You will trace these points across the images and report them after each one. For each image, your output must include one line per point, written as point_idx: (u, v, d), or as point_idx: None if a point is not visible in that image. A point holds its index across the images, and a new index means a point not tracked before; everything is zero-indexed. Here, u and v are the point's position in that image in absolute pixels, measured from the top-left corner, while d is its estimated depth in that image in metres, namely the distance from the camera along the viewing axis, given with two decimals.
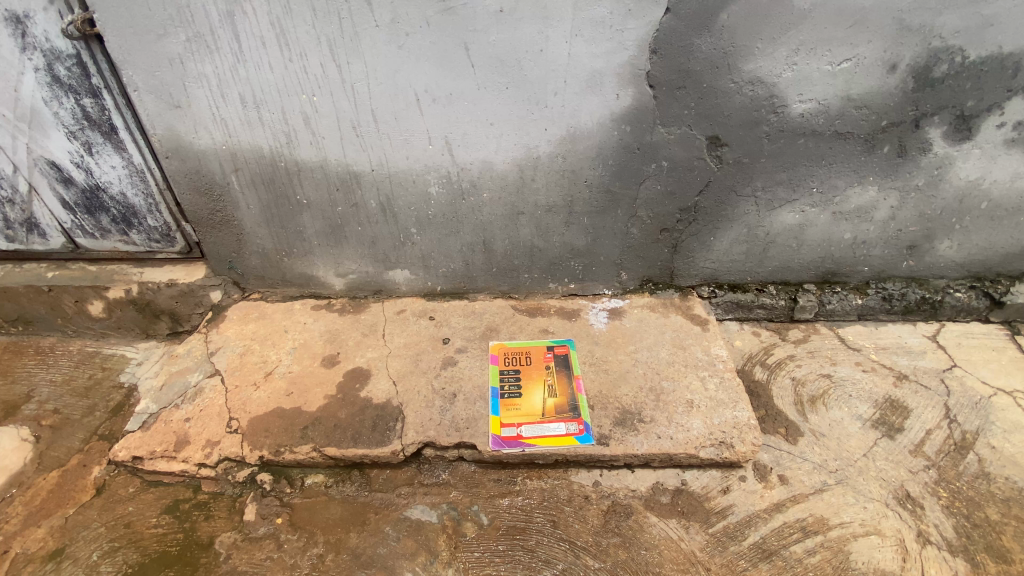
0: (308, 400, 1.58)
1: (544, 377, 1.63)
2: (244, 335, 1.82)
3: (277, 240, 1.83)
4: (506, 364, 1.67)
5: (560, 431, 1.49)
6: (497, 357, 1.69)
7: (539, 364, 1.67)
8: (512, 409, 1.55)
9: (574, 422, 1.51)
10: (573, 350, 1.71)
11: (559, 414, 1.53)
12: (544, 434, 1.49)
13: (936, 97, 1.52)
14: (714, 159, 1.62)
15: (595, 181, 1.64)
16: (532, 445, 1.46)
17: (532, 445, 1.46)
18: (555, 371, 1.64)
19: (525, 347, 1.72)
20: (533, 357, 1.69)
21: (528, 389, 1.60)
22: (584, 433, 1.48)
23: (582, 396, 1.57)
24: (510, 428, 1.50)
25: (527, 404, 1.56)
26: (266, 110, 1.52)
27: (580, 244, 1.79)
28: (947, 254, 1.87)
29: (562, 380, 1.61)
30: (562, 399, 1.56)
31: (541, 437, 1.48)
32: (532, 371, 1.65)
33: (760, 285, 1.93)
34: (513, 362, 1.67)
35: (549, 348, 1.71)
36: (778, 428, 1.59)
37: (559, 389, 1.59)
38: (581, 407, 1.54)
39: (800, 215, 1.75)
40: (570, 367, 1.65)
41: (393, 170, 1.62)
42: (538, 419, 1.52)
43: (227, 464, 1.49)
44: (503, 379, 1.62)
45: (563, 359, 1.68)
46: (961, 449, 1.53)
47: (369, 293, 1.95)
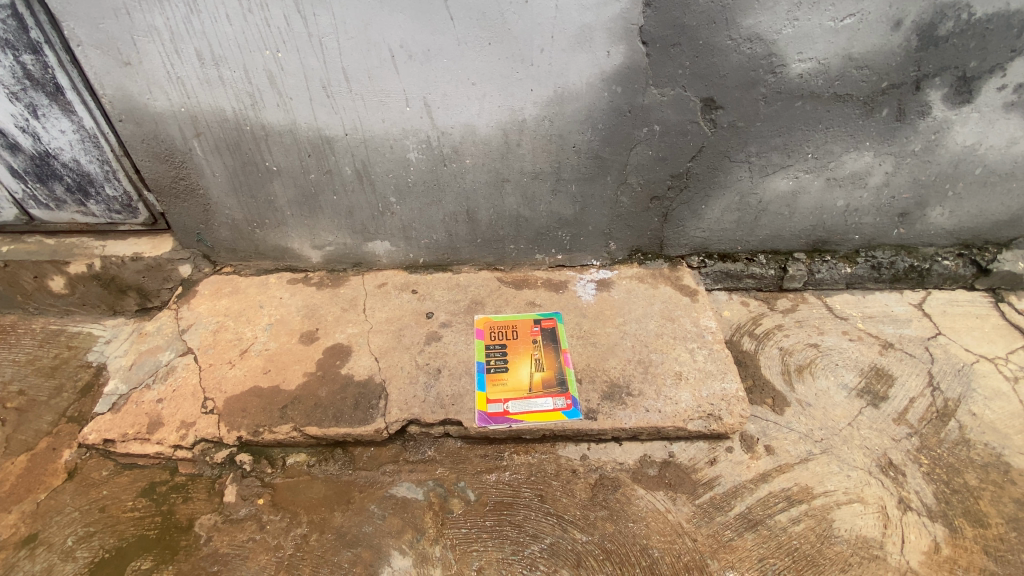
0: (287, 378, 1.52)
1: (531, 351, 1.59)
2: (217, 311, 1.74)
3: (247, 210, 1.73)
4: (493, 338, 1.62)
5: (548, 406, 1.46)
6: (482, 332, 1.64)
7: (525, 338, 1.62)
8: (499, 385, 1.51)
9: (562, 396, 1.48)
10: (561, 323, 1.67)
11: (546, 388, 1.50)
12: (531, 410, 1.46)
13: (938, 57, 1.45)
14: (708, 123, 1.54)
15: (583, 146, 1.56)
16: (519, 421, 1.43)
17: (519, 420, 1.44)
18: (542, 345, 1.60)
19: (511, 321, 1.68)
20: (520, 330, 1.65)
21: (514, 364, 1.56)
22: (572, 408, 1.45)
23: (570, 370, 1.54)
24: (497, 405, 1.46)
25: (514, 379, 1.53)
26: (226, 67, 1.40)
27: (568, 213, 1.72)
28: (938, 221, 1.85)
29: (550, 354, 1.58)
30: (550, 374, 1.53)
31: (528, 412, 1.45)
32: (519, 346, 1.61)
33: (750, 254, 1.90)
34: (499, 336, 1.63)
35: (536, 322, 1.67)
36: (765, 398, 1.59)
37: (546, 363, 1.56)
38: (569, 380, 1.51)
39: (794, 181, 1.69)
40: (558, 340, 1.62)
41: (369, 134, 1.52)
42: (526, 394, 1.49)
43: (204, 445, 1.45)
44: (489, 354, 1.58)
45: (551, 332, 1.64)
46: (943, 417, 1.55)
47: (348, 266, 1.86)
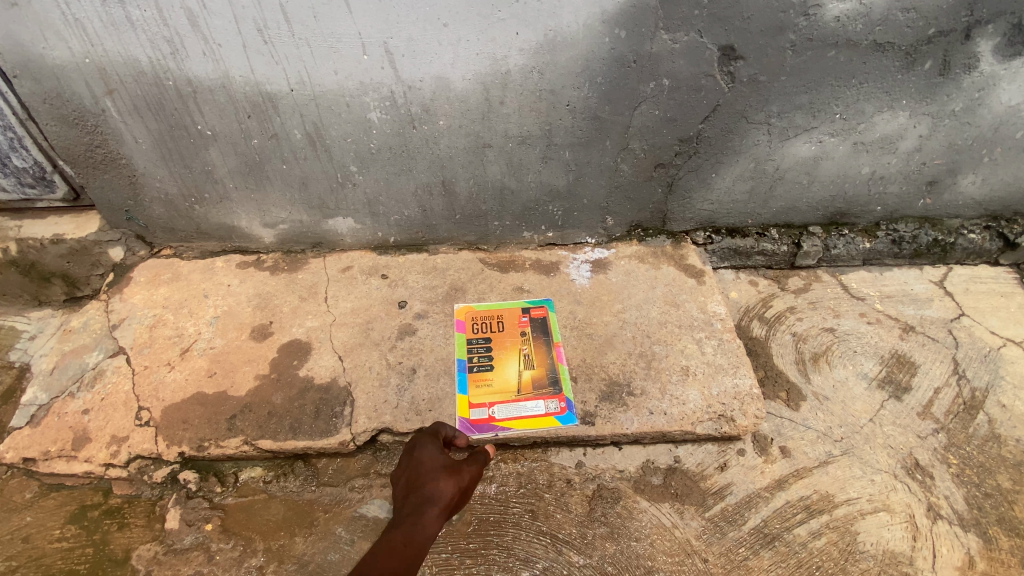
0: (235, 382, 1.31)
1: (519, 346, 1.40)
2: (154, 302, 1.50)
3: (182, 183, 1.46)
4: (475, 331, 1.42)
5: (539, 410, 1.28)
6: (463, 323, 1.43)
7: (513, 331, 1.43)
8: (483, 386, 1.32)
9: (555, 399, 1.30)
10: (553, 312, 1.47)
11: (537, 389, 1.31)
12: (521, 415, 1.28)
13: None
14: (725, 77, 1.30)
15: (579, 105, 1.31)
16: (506, 429, 1.26)
17: (506, 428, 1.26)
18: (532, 338, 1.41)
19: (496, 310, 1.47)
20: (506, 322, 1.45)
21: (501, 362, 1.37)
22: (566, 412, 1.28)
23: (564, 367, 1.35)
24: (481, 410, 1.28)
25: (500, 379, 1.34)
26: (133, 5, 1.11)
27: (560, 184, 1.50)
28: (967, 191, 1.67)
29: (540, 349, 1.39)
30: (541, 372, 1.34)
31: (517, 418, 1.27)
32: (506, 340, 1.41)
33: (761, 229, 1.71)
34: (483, 329, 1.43)
35: (524, 311, 1.47)
36: (779, 392, 1.43)
37: (537, 359, 1.37)
38: (563, 379, 1.33)
39: (817, 145, 1.48)
40: (550, 332, 1.42)
41: (320, 90, 1.25)
42: (515, 397, 1.31)
43: (141, 462, 1.25)
44: (472, 351, 1.38)
45: (541, 323, 1.44)
46: (970, 410, 1.41)
47: (307, 246, 1.62)
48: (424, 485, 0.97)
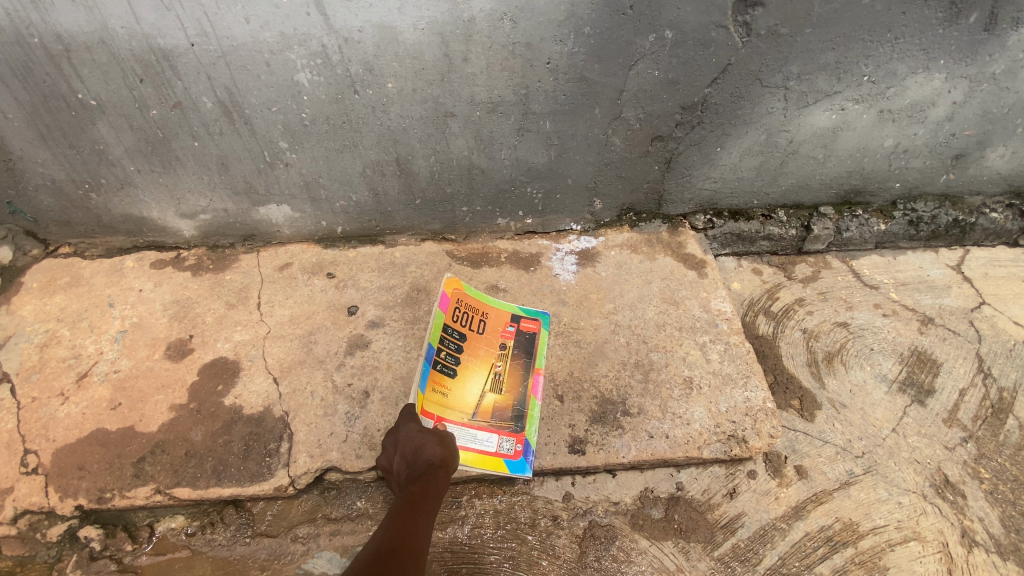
0: (145, 416, 1.06)
1: (493, 360, 1.16)
2: (47, 314, 1.23)
3: (69, 166, 1.17)
4: (455, 320, 1.17)
5: (489, 448, 1.07)
6: (447, 302, 1.18)
7: (492, 339, 1.18)
8: (439, 393, 1.09)
9: (512, 440, 1.08)
10: (544, 330, 1.23)
11: (496, 421, 1.10)
12: (466, 445, 1.06)
13: None
14: (740, 28, 1.06)
15: (561, 63, 1.06)
16: None
17: None
18: (511, 356, 1.17)
19: (483, 305, 1.22)
20: (488, 325, 1.20)
21: (469, 371, 1.13)
22: (519, 460, 1.07)
23: (536, 404, 1.13)
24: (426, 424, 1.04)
25: (459, 393, 1.10)
26: None
27: (539, 163, 1.25)
28: (994, 165, 1.49)
29: (515, 372, 1.15)
30: (507, 402, 1.12)
31: (461, 446, 1.06)
32: (482, 346, 1.17)
33: (767, 210, 1.51)
34: (463, 321, 1.18)
35: (512, 320, 1.22)
36: (791, 401, 1.25)
37: (507, 384, 1.13)
38: (529, 418, 1.11)
39: (838, 114, 1.27)
40: (533, 354, 1.19)
41: (229, 44, 0.97)
42: (468, 421, 1.09)
43: (33, 518, 1.00)
44: (445, 341, 1.13)
45: (526, 341, 1.20)
46: (999, 414, 1.25)
47: (236, 240, 1.35)
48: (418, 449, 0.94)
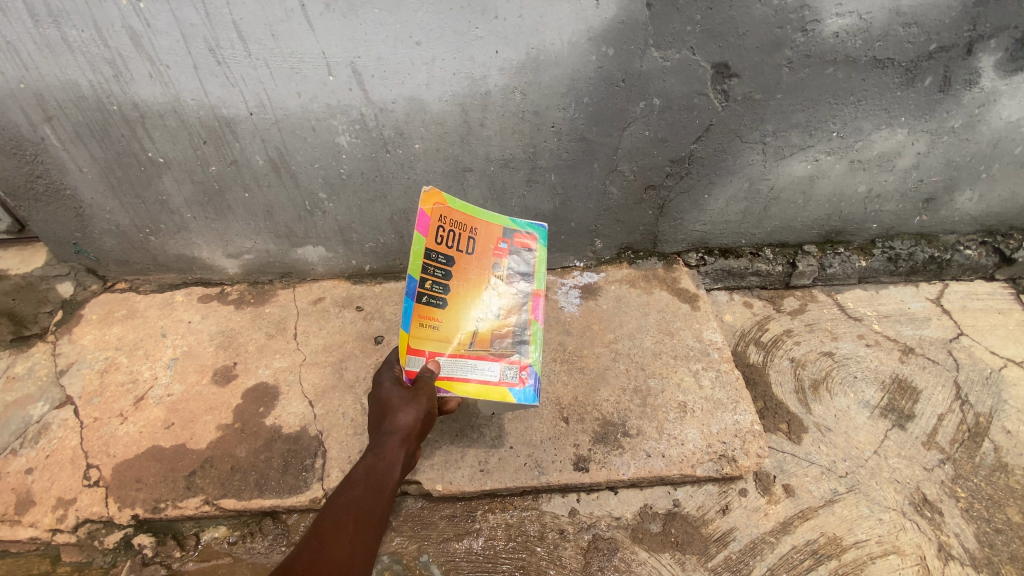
0: (195, 434, 1.20)
1: (487, 283, 1.06)
2: (107, 343, 1.38)
3: (134, 213, 1.34)
4: (440, 243, 0.99)
5: (493, 377, 1.03)
6: (428, 223, 0.97)
7: (485, 262, 1.05)
8: (430, 328, 1.00)
9: (517, 367, 1.06)
10: (539, 246, 1.11)
11: (497, 350, 1.05)
12: (469, 378, 1.02)
13: (1000, 11, 1.18)
14: (719, 95, 1.22)
15: (564, 126, 1.23)
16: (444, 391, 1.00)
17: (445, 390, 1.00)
18: (505, 278, 1.08)
19: (472, 218, 1.04)
20: (480, 241, 1.05)
21: (461, 299, 1.03)
22: (524, 391, 1.03)
23: (536, 327, 1.09)
24: (418, 361, 1.00)
25: (452, 323, 1.02)
26: (68, 25, 1.01)
27: (546, 208, 1.41)
28: (964, 207, 1.62)
29: (511, 295, 1.09)
30: (507, 326, 1.06)
31: (462, 380, 1.01)
32: (473, 270, 1.04)
33: (755, 249, 1.65)
34: (450, 241, 1.00)
35: (504, 236, 1.08)
36: (780, 424, 1.36)
37: (505, 310, 1.07)
38: (532, 343, 1.08)
39: (813, 164, 1.42)
40: (529, 271, 1.10)
41: (282, 114, 1.15)
42: (465, 352, 1.03)
43: (92, 526, 1.12)
44: (430, 267, 0.99)
45: (521, 259, 1.10)
46: (976, 437, 1.34)
47: (275, 277, 1.50)
48: (392, 407, 0.95)
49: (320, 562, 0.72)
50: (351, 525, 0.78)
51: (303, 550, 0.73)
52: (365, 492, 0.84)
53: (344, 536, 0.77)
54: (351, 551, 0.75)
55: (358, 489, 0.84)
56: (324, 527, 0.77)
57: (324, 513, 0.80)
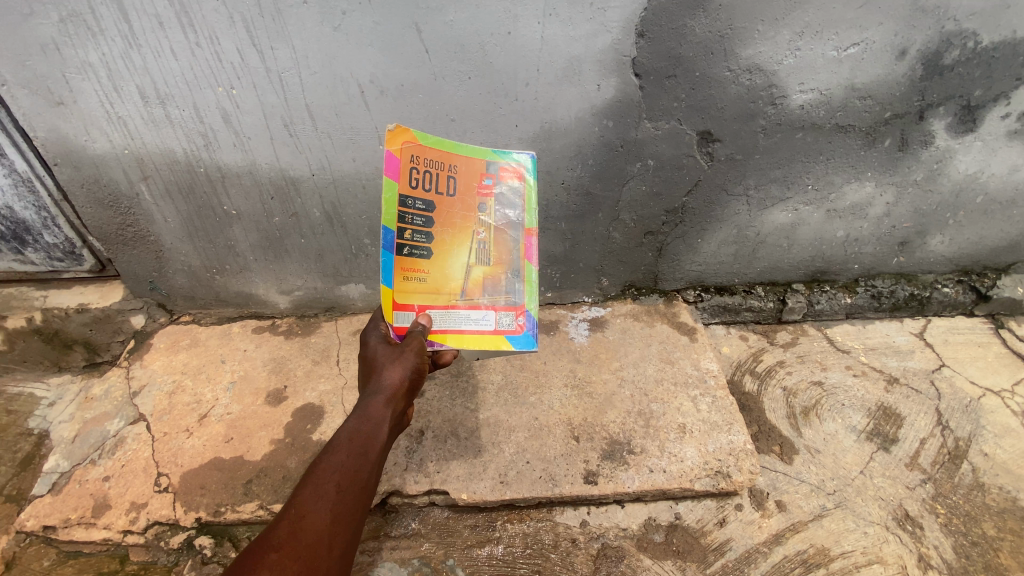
0: (252, 447, 1.37)
1: (471, 227, 1.10)
2: (173, 368, 1.57)
3: (205, 256, 1.57)
4: (414, 186, 1.02)
5: (488, 326, 1.11)
6: (398, 165, 1.00)
7: (466, 202, 1.09)
8: (416, 281, 1.06)
9: (512, 315, 1.14)
10: (527, 180, 1.16)
11: (490, 297, 1.12)
12: (464, 328, 1.10)
13: (943, 86, 1.39)
14: (705, 157, 1.44)
15: (572, 183, 1.45)
16: (442, 343, 1.08)
17: (443, 342, 1.08)
18: (492, 217, 1.12)
19: (448, 156, 1.07)
20: (458, 185, 1.08)
21: (446, 246, 1.08)
22: (519, 335, 1.13)
23: (529, 268, 1.16)
24: (407, 316, 1.06)
25: (440, 274, 1.08)
26: (173, 107, 1.25)
27: (558, 251, 1.61)
28: (937, 249, 1.79)
29: (499, 238, 1.13)
30: (497, 273, 1.13)
31: (458, 331, 1.09)
32: (456, 213, 1.08)
33: (747, 287, 1.82)
34: (425, 184, 1.04)
35: (487, 171, 1.12)
36: (772, 446, 1.49)
37: (493, 254, 1.13)
38: (525, 287, 1.15)
39: (793, 213, 1.61)
40: (517, 210, 1.15)
41: (338, 175, 1.38)
42: (457, 303, 1.09)
43: (159, 528, 1.27)
44: (409, 216, 1.03)
45: (508, 195, 1.14)
46: (955, 459, 1.46)
47: (319, 311, 1.71)
48: (380, 367, 0.98)
49: (299, 532, 0.73)
50: (333, 492, 0.79)
51: (281, 520, 0.75)
52: (349, 455, 0.85)
53: (324, 503, 0.78)
54: (332, 519, 0.77)
55: (341, 452, 0.84)
56: (303, 496, 0.78)
57: (306, 478, 0.81)
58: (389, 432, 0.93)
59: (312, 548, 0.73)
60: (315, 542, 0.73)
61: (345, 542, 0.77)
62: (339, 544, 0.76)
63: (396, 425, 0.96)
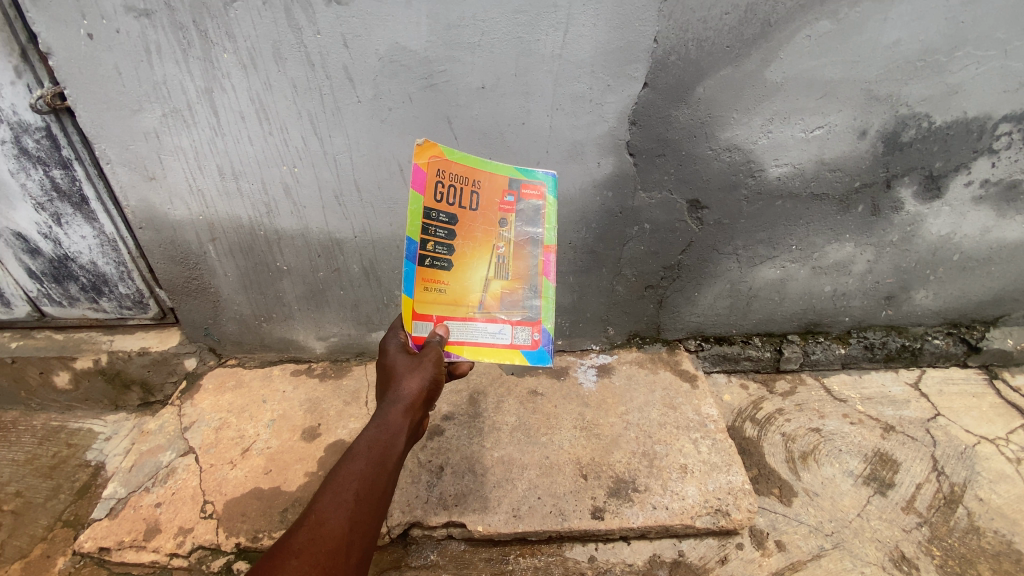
0: (288, 479, 1.51)
1: (493, 242, 1.05)
2: (220, 407, 1.75)
3: (256, 306, 1.78)
4: (439, 200, 0.98)
5: (504, 340, 1.09)
6: (424, 178, 0.96)
7: (489, 216, 1.03)
8: (436, 292, 1.04)
9: (529, 330, 1.10)
10: (550, 197, 1.08)
11: (506, 311, 1.08)
12: (480, 341, 1.08)
13: (905, 159, 1.58)
14: (695, 221, 1.63)
15: (578, 243, 1.64)
16: (459, 355, 1.08)
17: (459, 354, 1.08)
18: (513, 232, 1.06)
19: (473, 170, 1.01)
20: (482, 198, 1.02)
21: (466, 259, 1.04)
22: (536, 349, 1.10)
23: (548, 285, 1.09)
24: (426, 325, 1.05)
25: (459, 286, 1.04)
26: (244, 181, 1.50)
27: (567, 302, 1.78)
28: (923, 303, 1.92)
29: (520, 251, 1.07)
30: (516, 288, 1.07)
31: (474, 344, 1.07)
32: (478, 227, 1.03)
33: (745, 337, 1.95)
34: (449, 198, 0.99)
35: (510, 187, 1.04)
36: (772, 488, 1.57)
37: (513, 268, 1.07)
38: (543, 303, 1.09)
39: (781, 270, 1.77)
40: (539, 226, 1.08)
41: (377, 237, 1.61)
42: (475, 315, 1.07)
43: (202, 552, 1.39)
44: (431, 228, 0.99)
45: (530, 211, 1.07)
46: (951, 504, 1.52)
47: (351, 356, 1.89)
48: (398, 377, 1.00)
49: (319, 539, 0.77)
50: (351, 501, 0.82)
51: (301, 527, 0.78)
52: (367, 465, 0.87)
53: (342, 512, 0.81)
54: (350, 526, 0.80)
55: (359, 461, 0.87)
56: (323, 503, 0.81)
57: (326, 485, 0.84)
58: (405, 442, 0.95)
59: (330, 553, 0.77)
60: (333, 549, 0.77)
61: (361, 550, 0.80)
62: (356, 551, 0.79)
63: (412, 434, 0.98)
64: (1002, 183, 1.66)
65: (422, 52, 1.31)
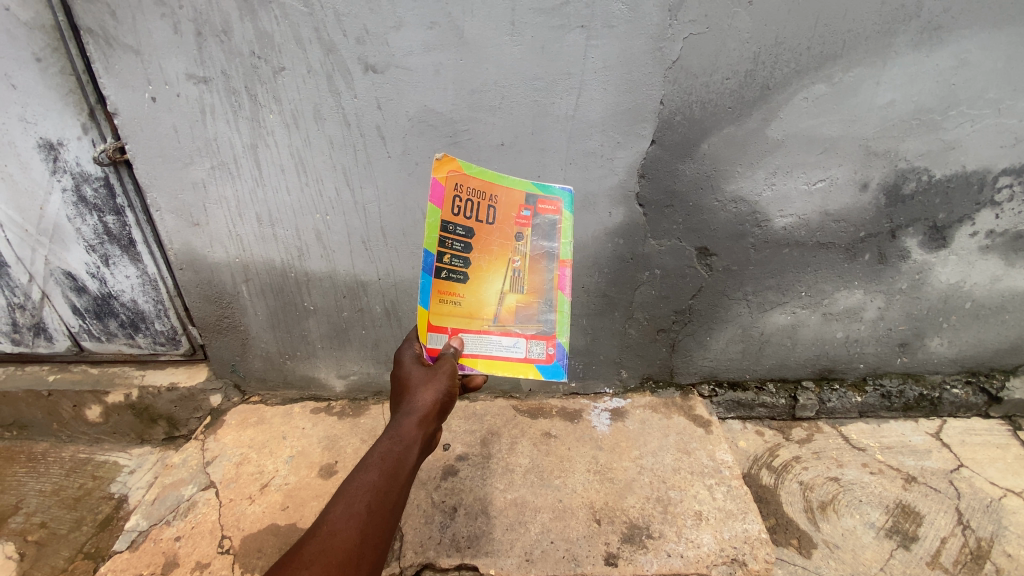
0: (304, 515, 1.54)
1: (509, 256, 1.07)
2: (241, 442, 1.80)
3: (282, 344, 1.86)
4: (456, 213, 1.02)
5: (518, 354, 1.12)
6: (442, 192, 1.00)
7: (505, 230, 1.06)
8: (451, 304, 1.07)
9: (543, 344, 1.12)
10: (567, 212, 1.09)
11: (521, 325, 1.11)
12: (494, 354, 1.11)
13: (908, 211, 1.64)
14: (705, 267, 1.70)
15: (591, 287, 1.71)
16: (473, 368, 1.10)
17: (473, 367, 1.10)
18: (529, 246, 1.08)
19: (491, 185, 1.04)
20: (499, 213, 1.05)
21: (482, 272, 1.07)
22: (549, 364, 1.13)
23: (562, 300, 1.11)
24: (441, 338, 1.09)
25: (475, 299, 1.08)
26: (280, 227, 1.61)
27: (580, 344, 1.82)
28: (939, 350, 1.91)
29: (536, 265, 1.09)
30: (531, 302, 1.10)
31: (488, 356, 1.10)
32: (494, 240, 1.06)
33: (759, 383, 1.96)
34: (466, 211, 1.03)
35: (527, 202, 1.07)
36: (790, 539, 1.54)
37: (528, 282, 1.09)
38: (557, 317, 1.12)
39: (792, 316, 1.81)
40: (555, 241, 1.10)
41: (399, 280, 1.70)
42: (489, 328, 1.10)
43: None
44: (449, 242, 1.03)
45: (547, 226, 1.09)
46: (978, 559, 1.48)
47: (369, 395, 1.95)
48: (412, 390, 1.03)
49: (330, 550, 0.79)
50: (362, 513, 0.84)
51: (314, 536, 0.81)
52: (380, 476, 0.89)
53: (354, 523, 0.83)
54: (361, 538, 0.82)
55: (372, 472, 0.89)
56: (335, 514, 0.83)
57: (339, 495, 0.86)
58: (418, 454, 0.97)
59: (341, 564, 0.79)
60: (344, 559, 0.79)
61: (371, 562, 0.82)
62: (366, 563, 0.81)
63: (425, 446, 1.00)
64: (1007, 234, 1.70)
65: (448, 113, 1.44)
